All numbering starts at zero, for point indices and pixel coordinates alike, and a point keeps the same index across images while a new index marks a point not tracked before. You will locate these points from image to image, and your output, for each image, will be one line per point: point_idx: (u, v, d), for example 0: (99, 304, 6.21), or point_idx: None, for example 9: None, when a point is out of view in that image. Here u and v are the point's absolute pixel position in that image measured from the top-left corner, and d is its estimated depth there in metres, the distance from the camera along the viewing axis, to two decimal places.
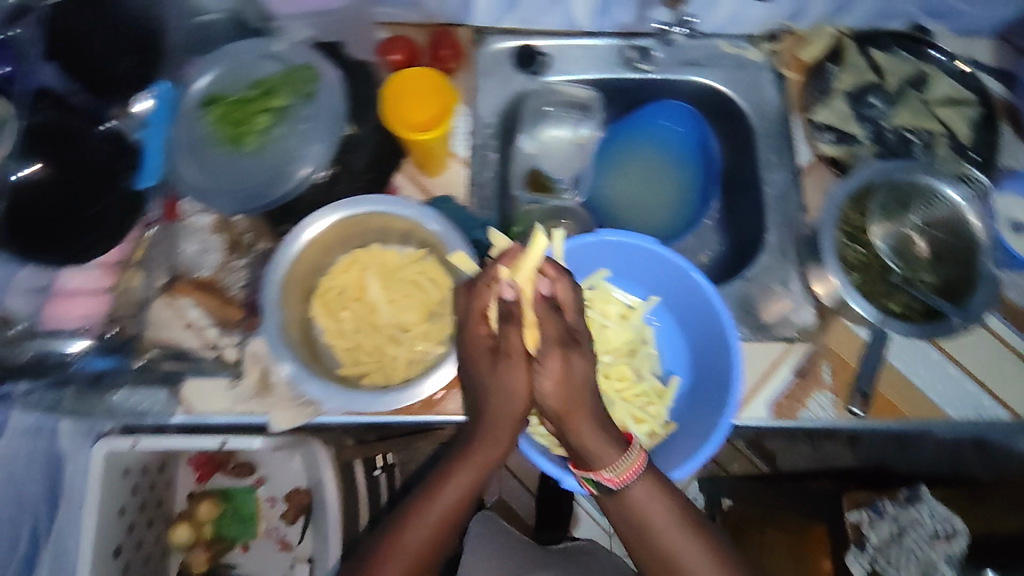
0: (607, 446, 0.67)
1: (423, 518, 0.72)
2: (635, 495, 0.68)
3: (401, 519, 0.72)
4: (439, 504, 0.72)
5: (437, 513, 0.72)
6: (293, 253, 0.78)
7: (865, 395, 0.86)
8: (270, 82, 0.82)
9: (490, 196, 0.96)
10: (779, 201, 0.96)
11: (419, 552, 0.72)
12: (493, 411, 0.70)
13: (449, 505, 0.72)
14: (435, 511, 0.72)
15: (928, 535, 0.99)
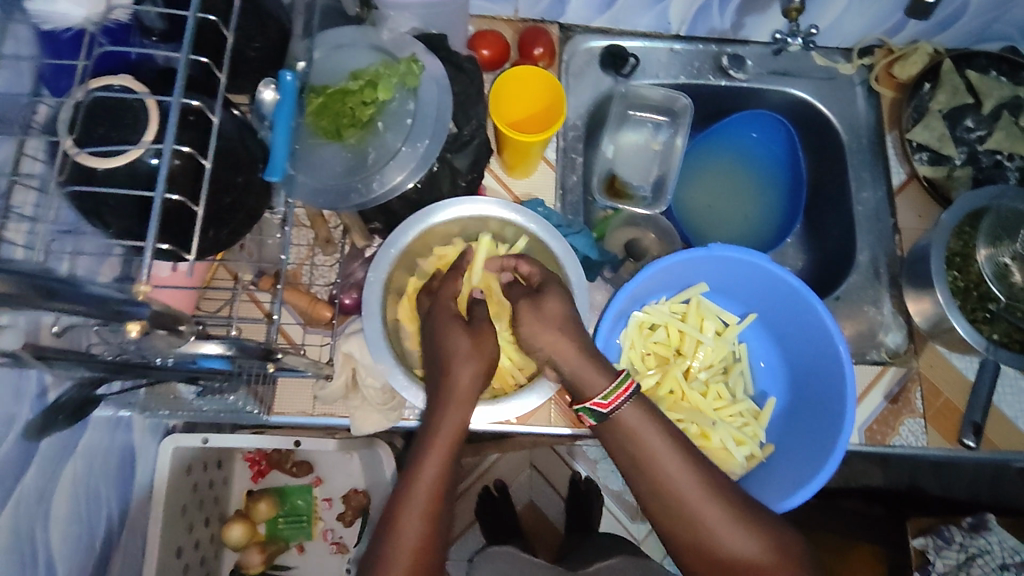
0: (651, 427, 0.66)
1: (418, 499, 0.63)
2: (635, 445, 0.65)
3: (398, 493, 0.64)
4: (431, 478, 0.64)
5: (430, 488, 0.64)
6: (395, 251, 0.75)
7: (978, 426, 0.82)
8: (371, 75, 0.77)
9: (578, 200, 0.93)
10: (871, 220, 0.94)
11: (423, 527, 0.62)
12: (440, 373, 0.68)
13: (440, 467, 0.65)
14: (428, 472, 0.64)
15: (997, 564, 0.97)
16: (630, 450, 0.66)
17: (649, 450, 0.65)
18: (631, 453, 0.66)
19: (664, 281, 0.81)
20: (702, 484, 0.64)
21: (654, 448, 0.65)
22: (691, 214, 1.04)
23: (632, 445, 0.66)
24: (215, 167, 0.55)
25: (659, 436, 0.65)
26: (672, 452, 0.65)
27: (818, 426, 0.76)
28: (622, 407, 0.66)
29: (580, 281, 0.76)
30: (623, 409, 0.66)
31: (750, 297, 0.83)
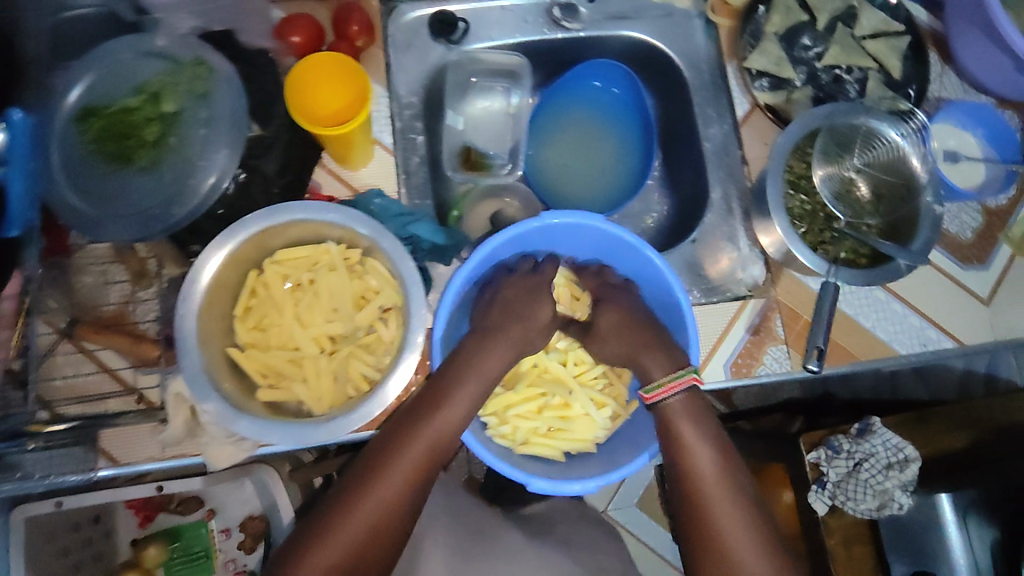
0: (693, 419, 0.71)
1: (365, 492, 0.65)
2: (682, 418, 0.71)
3: (342, 496, 0.66)
4: (385, 475, 0.66)
5: (382, 486, 0.66)
6: (204, 277, 0.70)
7: (820, 351, 0.81)
8: (156, 86, 0.71)
9: (422, 182, 0.89)
10: (718, 156, 0.93)
11: (373, 526, 0.64)
12: (449, 387, 0.70)
13: (409, 472, 0.67)
14: (393, 476, 0.66)
15: (882, 464, 1.00)
16: (666, 434, 0.72)
17: (677, 440, 0.71)
18: (667, 441, 0.71)
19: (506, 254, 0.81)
20: (709, 479, 0.69)
21: (692, 441, 0.70)
22: (548, 177, 1.02)
23: (668, 432, 0.71)
24: None
25: (693, 427, 0.70)
26: (706, 446, 0.70)
27: None
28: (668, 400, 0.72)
29: (412, 275, 0.72)
30: (672, 401, 0.72)
31: (596, 256, 0.84)
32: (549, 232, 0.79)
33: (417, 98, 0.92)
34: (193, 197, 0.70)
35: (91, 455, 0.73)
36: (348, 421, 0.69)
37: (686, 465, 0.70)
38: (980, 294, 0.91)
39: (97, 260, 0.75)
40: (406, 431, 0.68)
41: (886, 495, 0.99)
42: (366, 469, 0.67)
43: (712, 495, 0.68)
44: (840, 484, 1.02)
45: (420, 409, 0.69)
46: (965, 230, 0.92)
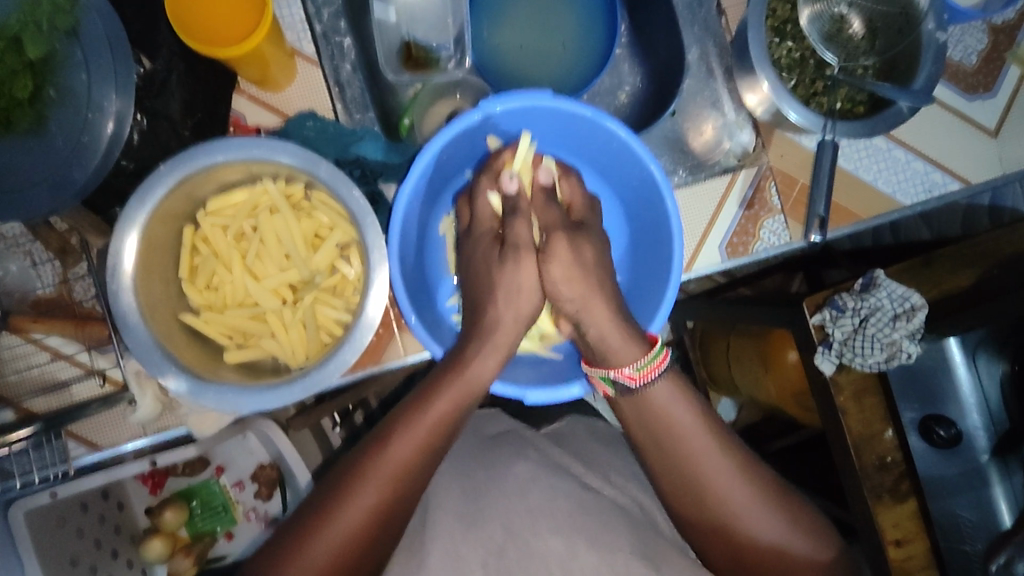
0: (674, 398, 0.64)
1: (355, 485, 0.59)
2: (657, 394, 0.64)
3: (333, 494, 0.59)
4: (379, 466, 0.59)
5: (376, 478, 0.59)
6: (130, 249, 0.61)
7: (822, 219, 0.78)
8: (12, 29, 0.58)
9: (360, 94, 0.78)
10: (690, 8, 0.81)
11: (385, 494, 0.59)
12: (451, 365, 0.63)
13: (425, 437, 0.61)
14: (405, 440, 0.60)
15: (890, 315, 0.88)
16: (649, 423, 0.65)
17: (669, 427, 0.64)
18: (656, 432, 0.65)
19: (451, 158, 0.71)
20: (709, 464, 0.64)
21: (677, 410, 0.64)
22: (503, 64, 0.89)
23: (655, 420, 0.65)
24: None
25: (689, 411, 0.64)
26: (698, 430, 0.64)
27: (655, 253, 0.73)
28: (653, 382, 0.63)
29: (360, 205, 0.64)
30: (656, 381, 0.63)
31: (557, 141, 0.75)
32: (496, 120, 0.69)
33: None
34: (95, 151, 0.61)
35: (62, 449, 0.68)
36: (324, 372, 0.63)
37: (673, 437, 0.64)
38: (988, 126, 0.84)
39: (19, 241, 0.69)
40: (422, 399, 0.62)
41: (894, 347, 0.87)
42: (377, 438, 0.61)
43: (718, 481, 0.64)
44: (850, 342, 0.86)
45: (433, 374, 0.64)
46: (969, 55, 0.83)
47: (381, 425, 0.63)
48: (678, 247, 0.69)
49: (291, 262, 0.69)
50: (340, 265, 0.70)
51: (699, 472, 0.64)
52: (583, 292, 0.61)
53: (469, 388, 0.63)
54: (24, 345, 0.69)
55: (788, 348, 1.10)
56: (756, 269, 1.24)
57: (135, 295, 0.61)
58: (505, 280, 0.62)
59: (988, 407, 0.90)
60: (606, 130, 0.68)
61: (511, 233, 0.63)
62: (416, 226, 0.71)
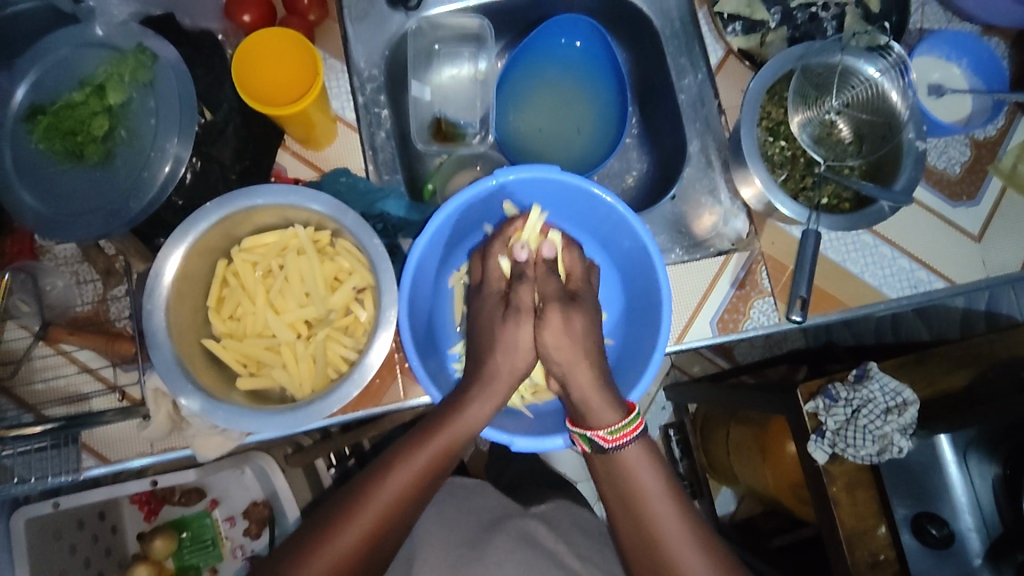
0: (644, 467, 0.67)
1: (347, 522, 0.61)
2: (627, 453, 0.67)
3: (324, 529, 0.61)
4: (375, 504, 0.62)
5: (370, 515, 0.61)
6: (169, 273, 0.67)
7: (803, 300, 0.82)
8: (100, 79, 0.69)
9: (390, 158, 0.87)
10: (694, 105, 0.90)
11: (370, 531, 0.61)
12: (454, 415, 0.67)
13: (410, 482, 0.64)
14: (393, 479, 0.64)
15: (882, 410, 0.90)
16: (620, 488, 0.67)
17: (638, 494, 0.66)
18: (626, 497, 0.67)
19: (465, 218, 0.78)
20: (673, 540, 0.64)
21: (643, 471, 0.66)
22: (526, 144, 0.98)
23: (625, 486, 0.66)
24: None
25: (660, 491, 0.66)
26: (663, 496, 0.66)
27: (645, 322, 0.78)
28: (625, 445, 0.66)
29: (378, 252, 0.70)
30: (629, 447, 0.66)
31: (563, 211, 0.81)
32: (511, 187, 0.76)
33: (378, 70, 0.90)
34: (148, 190, 0.69)
35: (76, 456, 0.72)
36: (325, 403, 0.67)
37: (636, 496, 0.66)
38: (971, 231, 0.89)
39: (69, 261, 0.76)
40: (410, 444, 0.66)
41: (885, 440, 0.89)
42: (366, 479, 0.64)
43: (681, 553, 0.63)
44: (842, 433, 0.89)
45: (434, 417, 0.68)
46: (953, 165, 0.90)
47: (375, 464, 0.66)
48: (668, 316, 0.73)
49: (310, 299, 0.74)
50: (354, 306, 0.75)
51: (663, 548, 0.64)
52: (569, 358, 0.67)
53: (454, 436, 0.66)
54: (54, 356, 0.74)
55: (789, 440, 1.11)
56: (755, 354, 1.27)
57: (164, 315, 0.67)
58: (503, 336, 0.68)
59: (980, 511, 0.89)
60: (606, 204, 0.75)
61: (515, 295, 0.70)
62: (428, 278, 0.77)
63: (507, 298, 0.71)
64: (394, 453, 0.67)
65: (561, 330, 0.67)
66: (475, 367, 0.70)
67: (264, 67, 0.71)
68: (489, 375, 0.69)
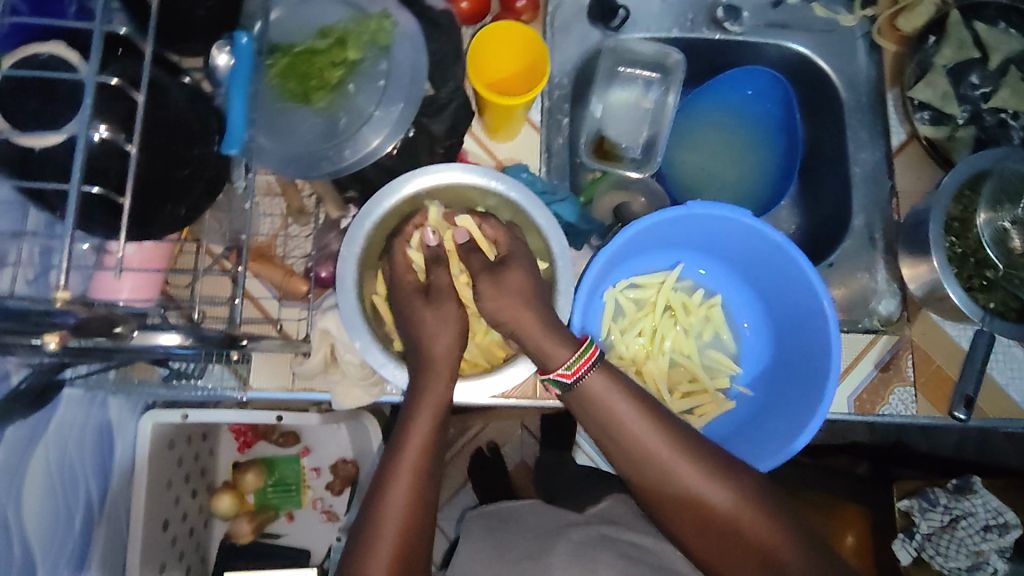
0: (619, 402, 0.67)
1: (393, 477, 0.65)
2: (590, 386, 0.67)
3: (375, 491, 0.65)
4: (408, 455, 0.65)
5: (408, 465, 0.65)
6: (368, 228, 0.71)
7: (970, 400, 0.81)
8: (342, 33, 0.73)
9: (563, 165, 0.90)
10: (868, 180, 0.91)
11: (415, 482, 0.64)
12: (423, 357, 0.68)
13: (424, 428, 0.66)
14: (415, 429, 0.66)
15: (981, 526, 0.96)
16: (605, 433, 0.68)
17: (615, 424, 0.67)
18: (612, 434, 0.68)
19: (642, 242, 0.78)
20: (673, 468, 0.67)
21: (614, 404, 0.67)
22: (687, 179, 1.00)
23: (602, 416, 0.68)
24: (160, 142, 0.54)
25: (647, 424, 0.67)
26: (639, 414, 0.67)
27: (795, 388, 0.75)
28: (586, 374, 0.67)
29: (563, 252, 0.72)
30: (588, 381, 0.67)
31: (734, 254, 0.80)
32: (694, 220, 0.75)
33: (568, 78, 0.93)
34: (357, 151, 0.73)
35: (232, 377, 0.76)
36: (484, 384, 0.70)
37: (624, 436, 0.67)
38: None
39: (261, 192, 0.78)
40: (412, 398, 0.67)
41: (979, 556, 0.96)
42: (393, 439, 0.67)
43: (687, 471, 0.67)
44: (933, 538, 0.99)
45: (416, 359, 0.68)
46: None
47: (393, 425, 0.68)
48: (832, 388, 0.70)
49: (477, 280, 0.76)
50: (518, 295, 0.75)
51: (668, 477, 0.67)
52: (513, 314, 0.67)
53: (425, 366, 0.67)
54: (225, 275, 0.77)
55: (849, 533, 1.13)
56: None
57: (355, 272, 0.69)
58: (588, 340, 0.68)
59: None
60: (793, 260, 0.73)
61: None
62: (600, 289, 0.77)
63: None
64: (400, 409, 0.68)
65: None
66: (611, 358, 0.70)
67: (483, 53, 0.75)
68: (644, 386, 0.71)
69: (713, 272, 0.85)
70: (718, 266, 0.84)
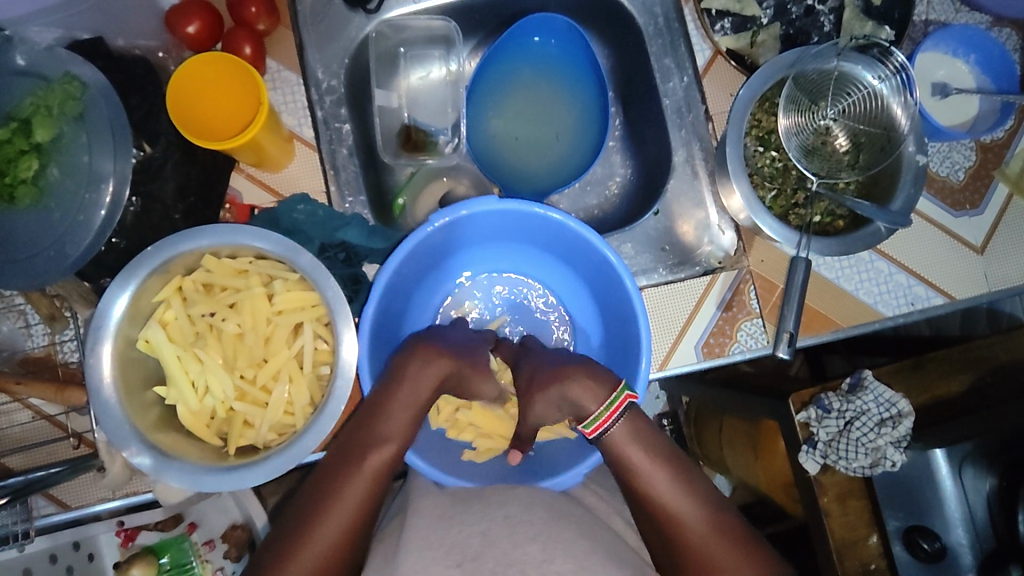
0: (641, 442, 0.65)
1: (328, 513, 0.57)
2: (615, 437, 0.66)
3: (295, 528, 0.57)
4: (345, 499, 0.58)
5: (345, 510, 0.57)
6: (113, 326, 0.63)
7: (791, 335, 0.77)
8: (25, 112, 0.63)
9: (354, 177, 0.81)
10: (679, 111, 0.84)
11: (353, 522, 0.57)
12: (388, 408, 0.64)
13: (370, 477, 0.60)
14: (371, 461, 0.61)
15: (875, 422, 0.80)
16: (624, 474, 0.64)
17: (641, 483, 0.63)
18: (633, 495, 0.64)
19: (415, 266, 0.74)
20: (672, 502, 0.61)
21: (640, 464, 0.64)
22: (500, 152, 0.91)
23: (623, 474, 0.64)
24: None
25: (643, 452, 0.64)
26: (661, 469, 0.63)
27: (624, 355, 0.76)
28: (612, 427, 0.66)
29: (333, 291, 0.65)
30: (614, 430, 0.66)
31: (527, 238, 0.79)
32: (475, 221, 0.74)
33: (338, 81, 0.82)
34: (86, 236, 0.64)
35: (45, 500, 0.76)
36: (285, 457, 0.64)
37: (642, 495, 0.63)
38: (974, 243, 0.84)
39: (13, 304, 0.72)
40: (361, 442, 0.62)
41: (877, 457, 0.79)
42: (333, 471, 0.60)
43: (680, 526, 0.60)
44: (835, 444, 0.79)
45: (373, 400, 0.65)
46: (956, 170, 0.85)
47: (329, 462, 0.61)
48: (645, 349, 0.70)
49: (260, 344, 0.68)
50: (318, 345, 0.69)
51: (669, 512, 0.61)
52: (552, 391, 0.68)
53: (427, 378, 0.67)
54: (9, 402, 0.72)
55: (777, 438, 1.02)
56: None
57: (112, 370, 0.63)
58: None
59: (973, 523, 0.81)
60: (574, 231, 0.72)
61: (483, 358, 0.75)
62: (394, 312, 0.75)
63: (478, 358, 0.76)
64: (346, 450, 0.62)
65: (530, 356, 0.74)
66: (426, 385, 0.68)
67: (203, 94, 0.67)
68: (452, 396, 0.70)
69: (513, 254, 0.83)
70: (514, 247, 0.82)
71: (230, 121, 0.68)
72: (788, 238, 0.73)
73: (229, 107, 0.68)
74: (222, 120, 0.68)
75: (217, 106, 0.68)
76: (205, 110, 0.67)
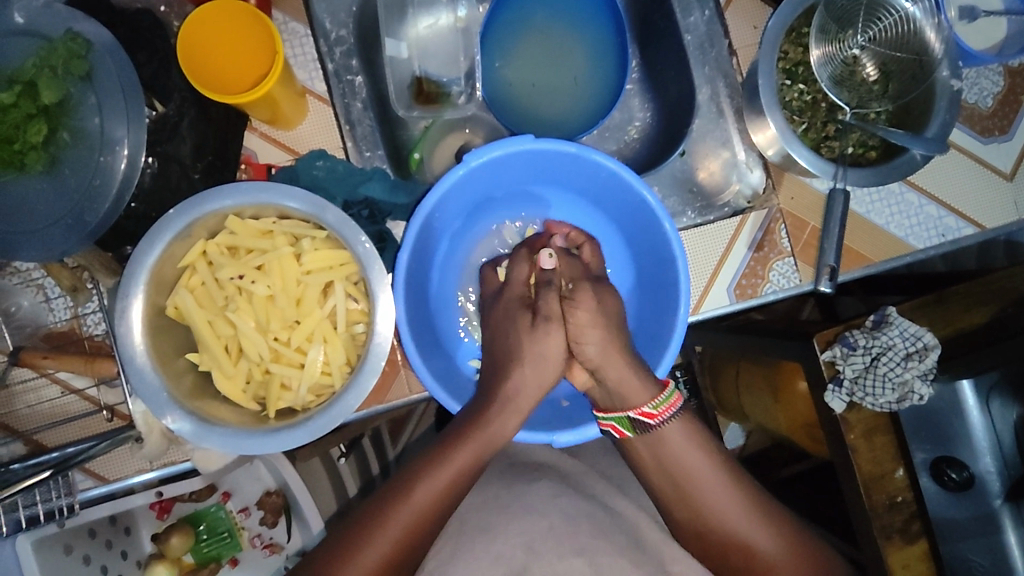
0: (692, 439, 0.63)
1: (376, 536, 0.56)
2: (669, 433, 0.63)
3: (343, 548, 0.56)
4: (396, 521, 0.56)
5: (394, 533, 0.56)
6: (140, 290, 0.61)
7: (832, 269, 0.77)
8: (28, 74, 0.59)
9: (370, 131, 0.78)
10: (702, 46, 0.81)
11: (402, 541, 0.56)
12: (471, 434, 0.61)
13: (427, 504, 0.58)
14: (426, 485, 0.58)
15: (900, 356, 0.71)
16: (673, 475, 0.63)
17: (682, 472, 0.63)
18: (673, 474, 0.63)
19: (444, 213, 0.73)
20: (717, 501, 0.62)
21: (684, 451, 0.63)
22: (516, 101, 0.88)
23: (672, 463, 0.63)
24: None
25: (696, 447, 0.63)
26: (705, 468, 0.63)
27: (660, 299, 0.75)
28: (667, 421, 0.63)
29: (364, 248, 0.64)
30: (667, 424, 0.63)
31: (556, 179, 0.77)
32: (505, 162, 0.72)
33: (347, 31, 0.78)
34: (106, 199, 0.62)
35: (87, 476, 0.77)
36: (328, 417, 0.63)
37: (684, 478, 0.63)
38: (1003, 169, 0.83)
39: (32, 278, 0.70)
40: (428, 464, 0.60)
41: (904, 391, 0.70)
42: (387, 494, 0.59)
43: (715, 502, 0.62)
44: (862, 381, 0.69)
45: (461, 423, 0.63)
46: (985, 97, 0.83)
47: (390, 484, 0.60)
48: (683, 292, 0.70)
49: (291, 305, 0.66)
50: (352, 304, 0.67)
51: (722, 517, 0.62)
52: (600, 347, 0.62)
53: (514, 407, 0.63)
54: (36, 378, 0.71)
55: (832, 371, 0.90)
56: None
57: (144, 338, 0.61)
58: (518, 353, 0.64)
59: (1001, 451, 0.73)
60: (603, 166, 0.70)
61: (541, 302, 0.63)
62: (423, 263, 0.73)
63: (533, 302, 0.65)
64: (409, 473, 0.60)
65: (595, 313, 0.63)
66: (497, 384, 0.64)
67: (215, 49, 0.64)
68: (512, 391, 0.63)
69: (542, 201, 0.81)
70: (542, 194, 0.80)
71: (245, 72, 0.66)
72: (824, 171, 0.71)
73: (243, 56, 0.65)
74: (238, 72, 0.66)
75: (234, 59, 0.66)
76: (222, 64, 0.65)
